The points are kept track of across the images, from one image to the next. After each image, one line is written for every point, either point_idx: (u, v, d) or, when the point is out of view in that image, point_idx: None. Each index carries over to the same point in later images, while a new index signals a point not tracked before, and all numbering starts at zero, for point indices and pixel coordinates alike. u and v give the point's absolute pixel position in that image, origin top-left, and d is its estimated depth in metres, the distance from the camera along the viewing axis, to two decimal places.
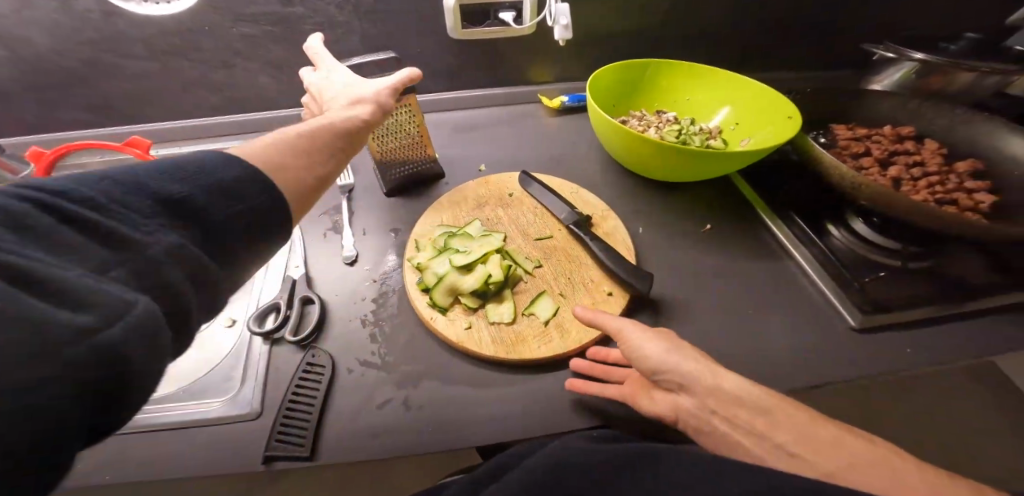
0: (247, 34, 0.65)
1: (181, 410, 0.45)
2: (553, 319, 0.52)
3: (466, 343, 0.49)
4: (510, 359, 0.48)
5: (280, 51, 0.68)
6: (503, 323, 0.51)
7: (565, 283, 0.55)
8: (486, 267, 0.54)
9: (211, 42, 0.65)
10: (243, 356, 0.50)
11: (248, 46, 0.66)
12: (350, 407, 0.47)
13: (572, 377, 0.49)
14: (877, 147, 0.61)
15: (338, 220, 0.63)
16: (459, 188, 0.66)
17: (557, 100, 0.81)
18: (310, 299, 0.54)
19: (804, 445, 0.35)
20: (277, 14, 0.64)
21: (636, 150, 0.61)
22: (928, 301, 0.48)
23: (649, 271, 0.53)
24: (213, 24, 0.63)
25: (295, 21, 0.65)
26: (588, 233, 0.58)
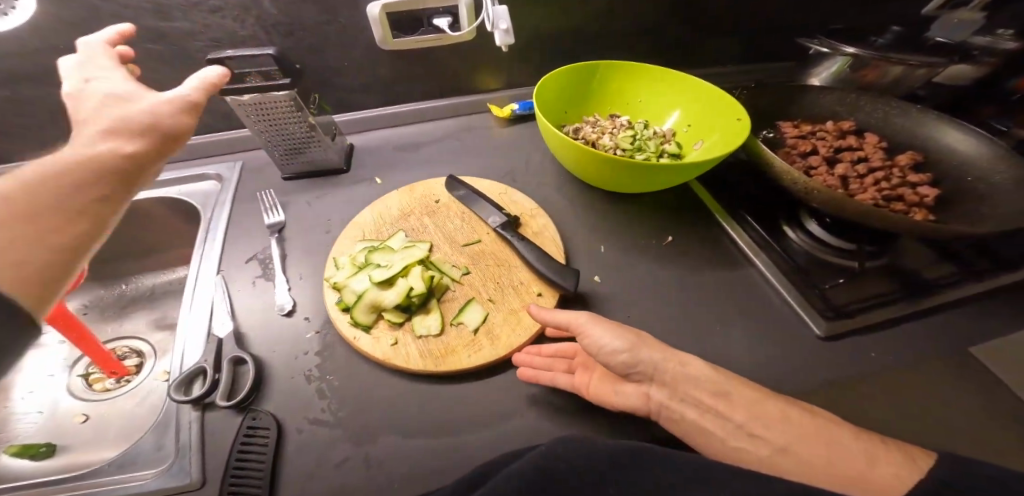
0: (125, 54, 0.56)
1: (115, 485, 0.40)
2: (484, 326, 0.49)
3: (391, 359, 0.46)
4: (440, 371, 0.45)
5: (173, 72, 0.59)
6: (431, 336, 0.48)
7: (494, 289, 0.52)
8: (408, 280, 0.50)
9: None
10: (174, 425, 0.44)
11: (131, 68, 0.57)
12: (306, 469, 0.40)
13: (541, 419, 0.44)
14: (823, 144, 0.62)
15: (268, 264, 0.55)
16: (381, 199, 0.62)
17: (507, 109, 0.76)
18: (242, 359, 0.46)
19: (758, 424, 0.36)
20: (156, 29, 0.54)
21: (588, 165, 0.58)
22: (886, 302, 0.49)
23: (576, 269, 0.52)
24: (80, 45, 0.53)
25: (182, 37, 0.56)
26: (515, 234, 0.55)
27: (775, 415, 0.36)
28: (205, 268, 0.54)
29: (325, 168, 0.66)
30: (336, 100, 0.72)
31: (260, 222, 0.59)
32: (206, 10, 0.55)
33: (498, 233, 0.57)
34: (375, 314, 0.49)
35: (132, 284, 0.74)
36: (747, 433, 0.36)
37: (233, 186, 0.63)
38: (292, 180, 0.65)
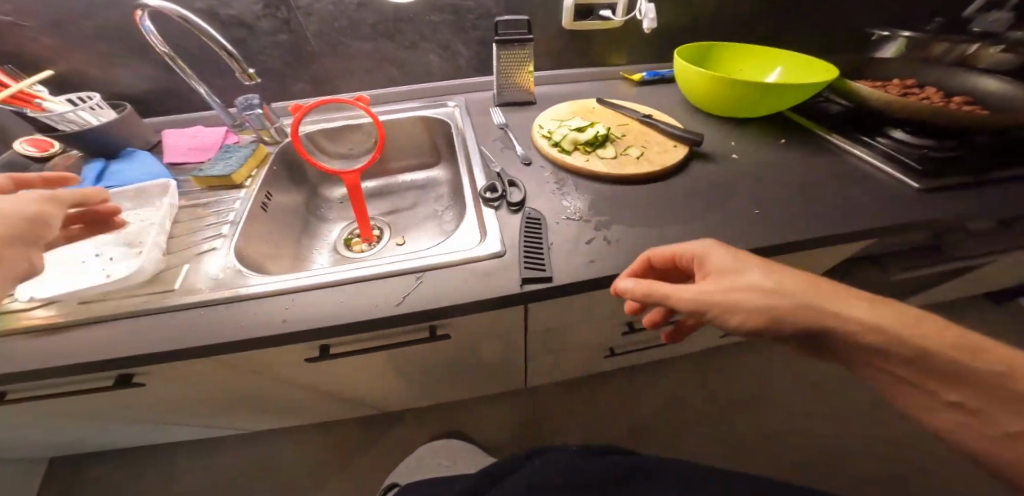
0: (434, 21, 0.90)
1: (445, 256, 0.62)
2: (643, 156, 0.76)
3: (588, 167, 0.74)
4: (622, 174, 0.73)
5: (450, 34, 0.93)
6: (610, 158, 0.76)
7: (644, 141, 0.80)
8: (594, 129, 0.79)
9: (411, 25, 0.89)
10: (475, 222, 0.68)
11: (431, 29, 0.91)
12: (565, 249, 0.63)
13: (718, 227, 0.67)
14: (895, 89, 0.88)
15: (508, 145, 0.84)
16: (558, 106, 0.93)
17: (638, 75, 1.05)
18: (513, 184, 0.73)
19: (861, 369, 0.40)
20: (458, 7, 0.88)
21: (720, 90, 0.86)
22: (963, 171, 0.71)
23: (699, 133, 0.80)
24: (412, 14, 0.87)
25: (467, 12, 0.90)
26: (654, 118, 0.84)
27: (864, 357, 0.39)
28: (470, 143, 0.84)
29: (522, 101, 0.97)
30: None
31: (491, 123, 0.91)
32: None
33: (641, 119, 0.86)
34: (576, 147, 0.79)
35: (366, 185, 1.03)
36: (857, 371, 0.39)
37: (467, 109, 0.95)
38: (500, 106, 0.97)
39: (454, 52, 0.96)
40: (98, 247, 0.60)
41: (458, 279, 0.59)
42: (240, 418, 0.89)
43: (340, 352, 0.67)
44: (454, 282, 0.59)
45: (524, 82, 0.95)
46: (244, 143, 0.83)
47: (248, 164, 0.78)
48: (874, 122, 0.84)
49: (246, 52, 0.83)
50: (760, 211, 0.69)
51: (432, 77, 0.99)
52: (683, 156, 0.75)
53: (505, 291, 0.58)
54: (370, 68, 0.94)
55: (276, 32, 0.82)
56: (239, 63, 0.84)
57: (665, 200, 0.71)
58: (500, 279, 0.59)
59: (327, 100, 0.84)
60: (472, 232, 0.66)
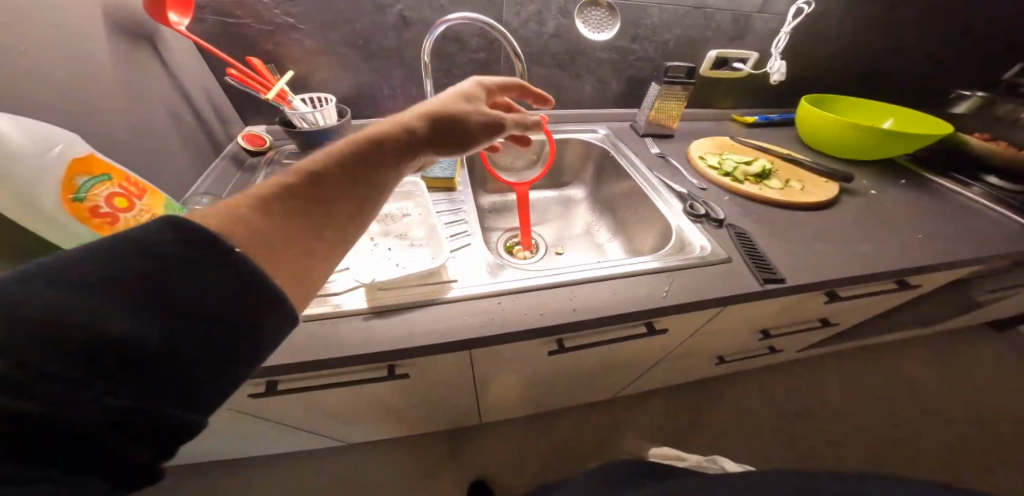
0: (602, 57, 1.01)
1: (681, 258, 0.70)
2: (804, 187, 0.88)
3: (764, 194, 0.85)
4: (796, 201, 0.84)
5: (610, 70, 1.05)
6: (777, 188, 0.88)
7: (797, 175, 0.93)
8: (757, 164, 0.92)
9: (585, 59, 1.00)
10: (687, 233, 0.77)
11: (598, 64, 1.03)
12: (778, 257, 0.72)
13: (896, 246, 0.77)
14: (982, 137, 1.04)
15: (675, 171, 0.95)
16: (702, 141, 1.05)
17: (751, 118, 1.21)
18: (705, 202, 0.83)
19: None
20: (626, 47, 1.01)
21: (843, 137, 1.02)
22: None
23: (842, 171, 0.93)
24: (589, 49, 0.99)
25: (632, 52, 1.03)
26: (796, 156, 0.98)
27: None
28: (642, 167, 0.95)
29: (663, 133, 1.10)
30: None
31: (648, 151, 1.02)
32: (652, 40, 1.01)
33: (783, 156, 0.99)
34: (745, 177, 0.90)
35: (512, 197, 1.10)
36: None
37: (619, 136, 1.07)
38: (644, 136, 1.10)
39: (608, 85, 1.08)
40: (384, 242, 0.68)
41: (702, 278, 0.67)
42: (403, 411, 0.91)
43: (569, 347, 0.74)
44: (700, 280, 0.67)
45: (670, 119, 1.08)
46: None
47: (458, 169, 0.83)
48: (972, 166, 0.99)
49: (446, 68, 0.91)
50: (922, 235, 0.80)
51: (584, 106, 1.10)
52: (839, 188, 0.88)
53: (749, 288, 0.66)
54: (537, 92, 1.04)
55: (477, 49, 0.90)
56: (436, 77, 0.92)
57: (838, 221, 0.82)
58: (740, 279, 0.67)
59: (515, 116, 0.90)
60: (689, 240, 0.75)
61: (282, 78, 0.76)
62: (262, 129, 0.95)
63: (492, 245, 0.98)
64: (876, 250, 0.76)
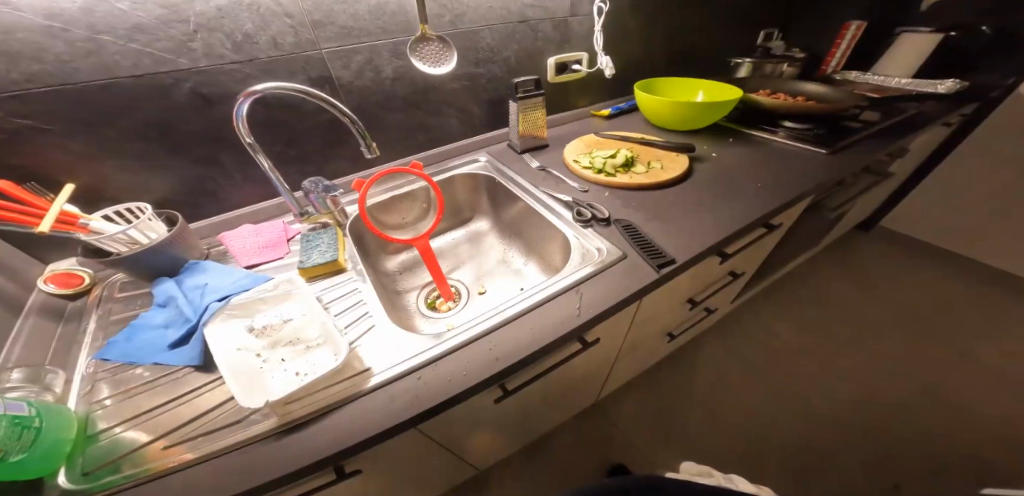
0: (454, 88, 1.01)
1: (587, 266, 0.73)
2: (663, 165, 0.99)
3: (635, 181, 0.94)
4: (661, 180, 0.94)
5: (466, 98, 1.05)
6: (643, 171, 0.97)
7: (655, 155, 1.04)
8: (620, 153, 1.01)
9: (435, 94, 0.99)
10: (584, 240, 0.80)
11: (452, 96, 1.02)
12: (663, 239, 0.80)
13: (747, 198, 0.91)
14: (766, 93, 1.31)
15: (557, 180, 0.99)
16: (572, 144, 1.12)
17: (606, 111, 1.33)
18: (591, 204, 0.87)
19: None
20: (472, 74, 1.02)
21: (677, 112, 1.17)
22: (838, 137, 1.13)
23: (685, 142, 1.08)
24: (439, 83, 0.98)
25: (479, 78, 1.05)
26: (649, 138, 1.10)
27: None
28: (526, 186, 0.97)
29: (537, 145, 1.14)
30: None
31: (528, 167, 1.05)
32: (493, 64, 1.05)
33: (640, 140, 1.10)
34: (616, 170, 0.97)
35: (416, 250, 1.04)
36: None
37: (499, 161, 1.08)
38: (522, 152, 1.12)
39: (470, 113, 1.08)
40: (278, 350, 0.57)
41: (609, 283, 0.70)
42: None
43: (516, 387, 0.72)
44: (608, 284, 0.70)
45: (536, 129, 1.12)
46: (314, 231, 0.79)
47: (341, 247, 0.75)
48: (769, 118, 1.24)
49: (290, 137, 0.81)
50: (760, 184, 0.96)
51: (454, 138, 1.09)
52: (688, 158, 1.01)
53: (650, 277, 0.71)
54: (403, 136, 0.99)
55: (317, 109, 0.82)
56: (282, 149, 0.82)
57: (698, 190, 0.94)
58: (640, 271, 0.72)
59: (385, 171, 0.85)
60: (587, 247, 0.79)
61: (59, 197, 0.61)
62: (69, 263, 0.75)
63: (410, 308, 0.93)
64: (732, 208, 0.88)
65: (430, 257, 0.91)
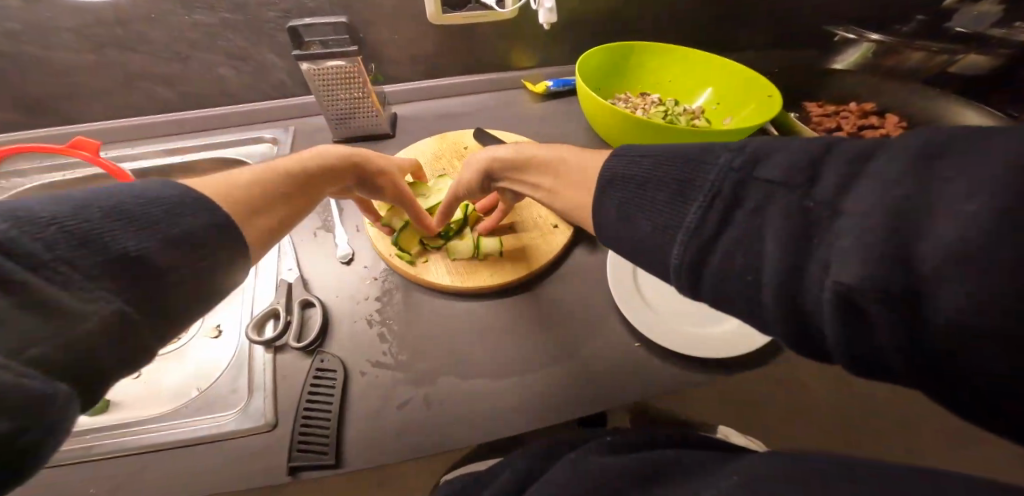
0: (202, 22, 0.57)
1: (191, 427, 0.45)
2: (505, 250, 0.57)
3: (425, 275, 0.54)
4: (472, 286, 0.54)
5: (240, 40, 0.60)
6: (459, 256, 0.56)
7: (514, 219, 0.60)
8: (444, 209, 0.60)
9: (160, 31, 0.57)
10: (249, 364, 0.50)
11: (203, 35, 0.58)
12: (367, 413, 0.46)
13: (591, 366, 0.50)
14: (847, 123, 0.65)
15: (327, 219, 0.59)
16: (417, 144, 0.68)
17: (542, 85, 0.80)
18: (310, 302, 0.51)
19: (557, 185, 0.43)
20: (235, 0, 0.56)
21: (623, 131, 0.64)
22: None
23: None
24: (159, 11, 0.55)
25: (257, 8, 0.57)
26: None
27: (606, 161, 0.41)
28: None
29: (374, 135, 0.70)
30: (384, 70, 0.73)
31: None
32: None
33: None
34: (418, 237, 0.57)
35: None
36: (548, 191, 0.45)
37: (289, 149, 0.66)
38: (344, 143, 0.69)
39: (261, 64, 0.63)
40: None
41: (184, 483, 0.41)
42: None
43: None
44: (183, 475, 0.42)
45: (368, 111, 0.66)
46: None
47: None
48: None
49: None
50: (640, 343, 0.52)
51: (240, 98, 0.68)
52: (563, 243, 0.58)
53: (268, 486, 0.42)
54: (124, 88, 0.61)
55: None
56: None
57: (521, 320, 0.53)
58: (256, 473, 0.43)
59: (16, 151, 0.53)
60: (244, 382, 0.49)
61: None
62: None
63: None
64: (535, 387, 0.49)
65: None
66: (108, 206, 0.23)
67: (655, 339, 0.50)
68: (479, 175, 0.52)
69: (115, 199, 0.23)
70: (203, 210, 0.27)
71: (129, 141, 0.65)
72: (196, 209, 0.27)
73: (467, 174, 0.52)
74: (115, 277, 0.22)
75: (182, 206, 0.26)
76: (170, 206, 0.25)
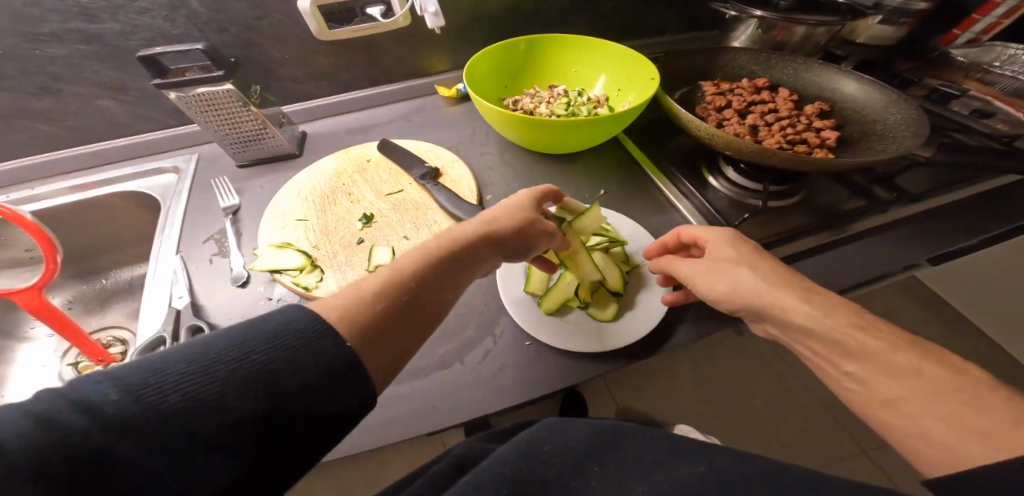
0: (59, 55, 0.57)
1: None
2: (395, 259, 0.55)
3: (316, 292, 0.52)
4: None
5: (109, 70, 0.61)
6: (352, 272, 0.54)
7: (410, 227, 0.59)
8: (343, 229, 0.59)
9: (19, 67, 0.57)
10: None
11: (66, 68, 0.59)
12: None
13: (476, 366, 0.51)
14: (738, 99, 0.66)
15: (225, 244, 0.59)
16: (320, 161, 0.69)
17: (454, 89, 0.81)
18: (200, 327, 0.49)
19: (879, 376, 0.32)
20: (87, 31, 0.56)
21: (521, 129, 0.65)
22: (810, 232, 0.59)
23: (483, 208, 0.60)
24: (9, 47, 0.55)
25: (116, 37, 0.58)
26: (435, 183, 0.63)
27: (953, 354, 0.32)
28: (165, 248, 0.58)
29: (277, 156, 0.69)
30: (281, 89, 0.73)
31: (216, 205, 0.64)
32: (133, 11, 0.57)
33: (421, 184, 0.64)
34: (312, 260, 0.55)
35: (111, 278, 0.75)
36: (859, 379, 0.33)
37: (189, 176, 0.66)
38: (247, 167, 0.69)
39: (143, 94, 0.65)
40: None
41: None
42: None
43: None
44: None
45: (262, 131, 0.65)
46: None
47: None
48: (713, 156, 0.69)
49: None
50: (531, 342, 0.53)
51: (133, 129, 0.69)
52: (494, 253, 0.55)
53: None
54: (6, 128, 0.62)
55: None
56: None
57: None
58: None
59: None
60: None
61: None
62: None
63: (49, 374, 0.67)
64: (421, 394, 0.48)
65: (42, 317, 0.58)
66: (165, 372, 0.22)
67: (541, 336, 0.51)
68: (742, 307, 0.41)
69: (228, 340, 0.24)
70: (278, 336, 0.25)
71: (27, 182, 0.65)
72: (221, 339, 0.24)
73: (714, 289, 0.42)
74: (219, 420, 0.21)
75: (256, 341, 0.25)
76: (273, 327, 0.26)
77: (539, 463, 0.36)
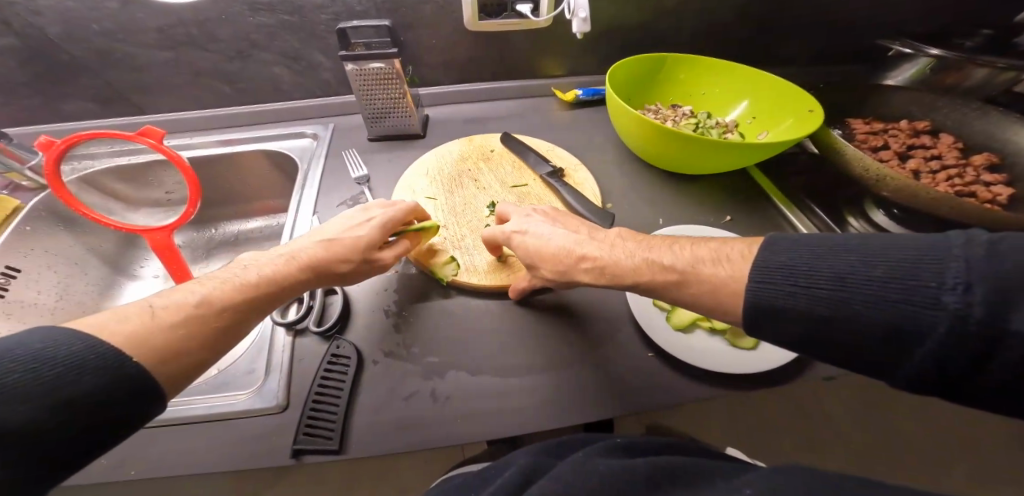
0: (264, 24, 0.63)
1: (207, 403, 0.45)
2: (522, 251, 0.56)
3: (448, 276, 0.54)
4: (484, 285, 0.54)
5: (293, 41, 0.66)
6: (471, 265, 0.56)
7: None
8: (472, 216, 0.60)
9: (226, 32, 0.63)
10: (266, 346, 0.50)
11: (264, 36, 0.64)
12: (377, 401, 0.46)
13: (598, 373, 0.49)
14: (895, 141, 0.62)
15: None
16: (443, 145, 0.70)
17: (571, 93, 0.81)
18: (333, 290, 0.53)
19: None
20: (294, 3, 0.61)
21: (653, 141, 0.64)
22: None
23: (611, 212, 0.59)
24: (228, 13, 0.61)
25: (312, 11, 0.63)
26: (561, 181, 0.62)
27: None
28: (303, 209, 0.61)
29: (403, 134, 0.72)
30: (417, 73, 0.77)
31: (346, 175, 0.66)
32: None
33: (545, 180, 0.64)
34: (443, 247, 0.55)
35: (219, 229, 0.79)
36: None
37: (326, 143, 0.70)
38: (376, 141, 0.72)
39: (310, 65, 0.69)
40: None
41: (203, 455, 0.42)
42: None
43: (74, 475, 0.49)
44: (191, 451, 0.42)
45: (400, 110, 0.68)
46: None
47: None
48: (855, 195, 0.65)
49: None
50: (654, 354, 0.51)
51: (286, 95, 0.74)
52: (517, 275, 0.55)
53: (273, 465, 0.42)
54: (191, 81, 0.68)
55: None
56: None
57: (532, 322, 0.53)
58: (264, 449, 0.42)
59: (93, 135, 0.58)
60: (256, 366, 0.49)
61: None
62: None
63: None
64: (542, 387, 0.48)
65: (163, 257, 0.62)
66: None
67: (672, 352, 0.49)
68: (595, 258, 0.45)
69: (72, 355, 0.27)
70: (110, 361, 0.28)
71: (188, 132, 0.71)
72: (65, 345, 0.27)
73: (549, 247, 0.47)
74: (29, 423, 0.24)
75: (96, 360, 0.28)
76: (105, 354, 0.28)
77: (630, 477, 0.33)
